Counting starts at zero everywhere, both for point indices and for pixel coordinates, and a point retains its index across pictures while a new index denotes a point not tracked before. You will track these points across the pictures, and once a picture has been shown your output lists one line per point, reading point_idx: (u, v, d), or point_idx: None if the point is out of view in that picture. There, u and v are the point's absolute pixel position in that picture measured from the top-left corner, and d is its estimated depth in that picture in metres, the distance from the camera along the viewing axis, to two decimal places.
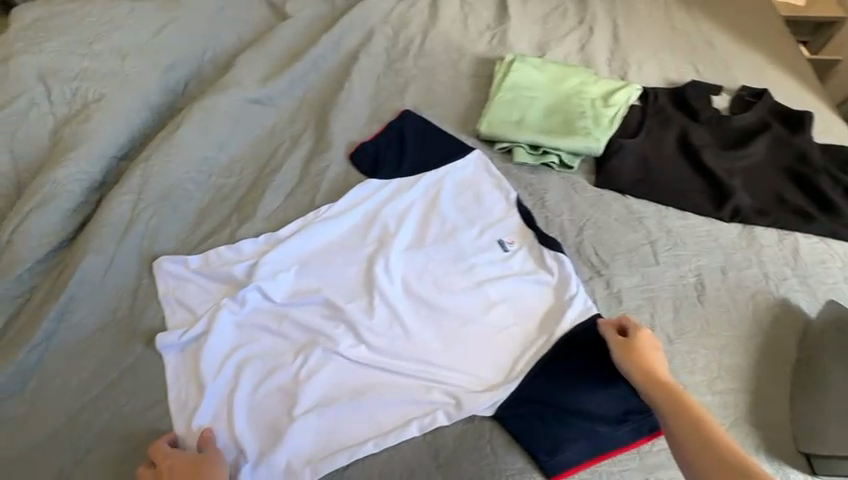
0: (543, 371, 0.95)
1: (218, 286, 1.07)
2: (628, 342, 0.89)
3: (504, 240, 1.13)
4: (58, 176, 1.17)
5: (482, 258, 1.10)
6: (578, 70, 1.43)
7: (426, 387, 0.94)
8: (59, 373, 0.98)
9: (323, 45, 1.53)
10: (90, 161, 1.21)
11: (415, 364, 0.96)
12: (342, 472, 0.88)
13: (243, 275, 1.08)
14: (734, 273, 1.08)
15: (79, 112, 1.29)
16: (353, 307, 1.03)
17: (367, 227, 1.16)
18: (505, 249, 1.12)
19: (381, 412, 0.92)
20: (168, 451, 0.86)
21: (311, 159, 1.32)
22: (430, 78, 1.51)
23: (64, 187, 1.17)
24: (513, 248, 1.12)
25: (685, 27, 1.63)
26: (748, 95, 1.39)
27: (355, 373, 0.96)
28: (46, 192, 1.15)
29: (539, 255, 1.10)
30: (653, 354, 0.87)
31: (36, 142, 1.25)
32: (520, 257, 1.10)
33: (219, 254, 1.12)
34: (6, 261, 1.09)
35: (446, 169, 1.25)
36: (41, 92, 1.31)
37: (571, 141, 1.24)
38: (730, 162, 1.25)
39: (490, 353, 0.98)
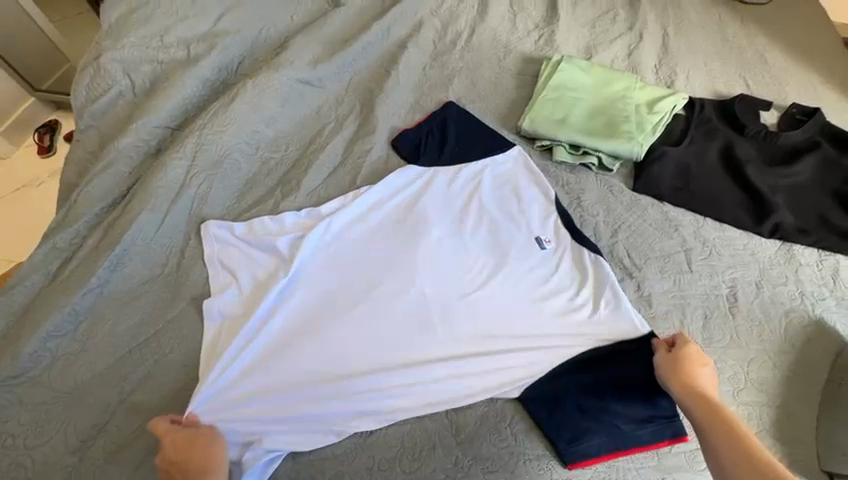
0: (570, 364, 0.96)
1: (260, 252, 1.12)
2: (675, 357, 0.89)
3: (541, 237, 1.14)
4: (121, 144, 1.26)
5: (516, 253, 1.12)
6: (624, 75, 1.43)
7: (454, 371, 0.96)
8: (110, 319, 1.04)
9: (373, 32, 1.57)
10: (148, 128, 1.29)
11: (443, 346, 0.99)
12: (366, 439, 0.91)
13: (284, 244, 1.12)
14: (769, 289, 1.07)
15: (148, 93, 1.41)
16: (388, 285, 1.07)
17: (405, 211, 1.19)
18: (543, 247, 1.13)
19: (408, 390, 0.94)
20: (167, 428, 0.87)
21: (354, 141, 1.36)
22: (475, 73, 1.54)
23: (127, 154, 1.27)
24: (550, 247, 1.13)
25: (737, 40, 1.61)
26: (800, 113, 1.36)
27: (385, 350, 0.99)
28: (111, 157, 1.26)
29: (578, 254, 1.11)
30: (701, 372, 0.87)
31: (111, 117, 1.39)
32: (558, 254, 1.12)
33: (263, 223, 1.17)
34: (72, 214, 1.18)
35: (486, 161, 1.27)
36: (112, 65, 1.42)
37: (613, 143, 1.25)
38: (774, 178, 1.23)
39: (518, 341, 0.99)
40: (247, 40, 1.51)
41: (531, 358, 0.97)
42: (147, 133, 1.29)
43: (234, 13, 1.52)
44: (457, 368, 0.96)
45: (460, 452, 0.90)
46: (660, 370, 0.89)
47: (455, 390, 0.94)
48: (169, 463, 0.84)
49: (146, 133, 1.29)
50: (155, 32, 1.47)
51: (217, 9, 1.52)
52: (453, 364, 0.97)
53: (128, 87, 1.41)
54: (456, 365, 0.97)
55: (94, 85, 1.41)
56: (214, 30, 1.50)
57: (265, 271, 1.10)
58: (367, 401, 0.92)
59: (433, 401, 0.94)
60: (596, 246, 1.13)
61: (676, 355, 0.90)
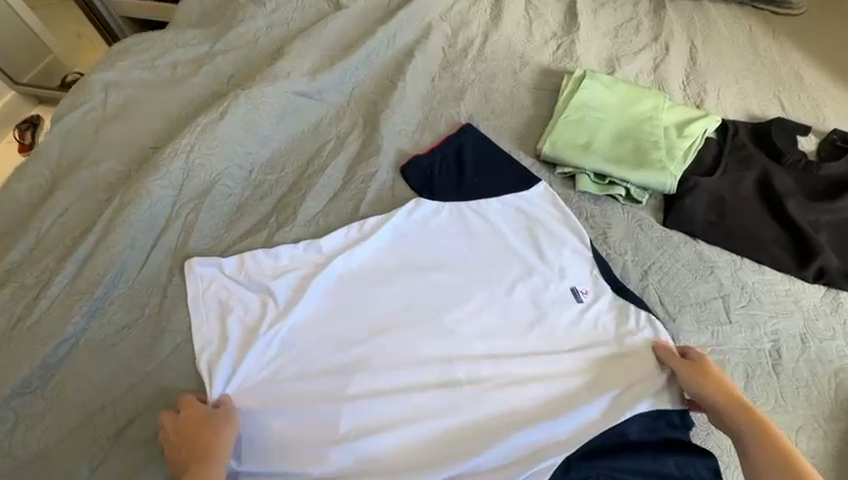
0: (604, 440, 0.88)
1: (252, 295, 1.01)
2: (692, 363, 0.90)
3: (578, 288, 1.03)
4: (103, 173, 1.17)
5: (551, 304, 1.02)
6: (651, 93, 1.31)
7: (473, 446, 0.87)
8: (82, 371, 0.92)
9: (378, 39, 1.45)
10: (130, 155, 1.20)
11: (469, 415, 0.91)
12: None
13: (281, 284, 1.02)
14: (816, 344, 0.97)
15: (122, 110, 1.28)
16: (400, 337, 0.97)
17: (415, 251, 1.08)
18: (579, 299, 1.02)
19: (424, 474, 0.84)
20: (191, 399, 0.88)
21: (357, 163, 1.24)
22: (489, 85, 1.42)
23: (106, 181, 1.17)
24: (587, 300, 1.02)
25: (770, 55, 1.50)
26: (839, 139, 1.26)
27: (401, 416, 0.90)
28: (89, 186, 1.16)
29: (620, 310, 1.01)
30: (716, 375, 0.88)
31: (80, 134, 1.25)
32: (596, 311, 1.01)
33: (256, 259, 1.05)
34: (47, 248, 1.08)
35: (505, 194, 1.16)
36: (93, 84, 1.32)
37: (642, 173, 1.14)
38: (815, 214, 1.13)
39: (542, 408, 0.91)
40: (241, 55, 1.42)
41: (554, 431, 0.89)
42: (130, 160, 1.20)
43: (230, 31, 1.45)
44: (480, 444, 0.88)
45: None
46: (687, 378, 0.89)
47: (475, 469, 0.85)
48: (178, 437, 0.84)
49: (130, 158, 1.20)
50: (145, 53, 1.40)
51: (212, 31, 1.45)
52: (472, 443, 0.88)
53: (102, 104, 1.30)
54: (481, 440, 0.88)
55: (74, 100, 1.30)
56: (207, 49, 1.42)
57: (257, 316, 0.99)
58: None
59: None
60: (625, 291, 1.03)
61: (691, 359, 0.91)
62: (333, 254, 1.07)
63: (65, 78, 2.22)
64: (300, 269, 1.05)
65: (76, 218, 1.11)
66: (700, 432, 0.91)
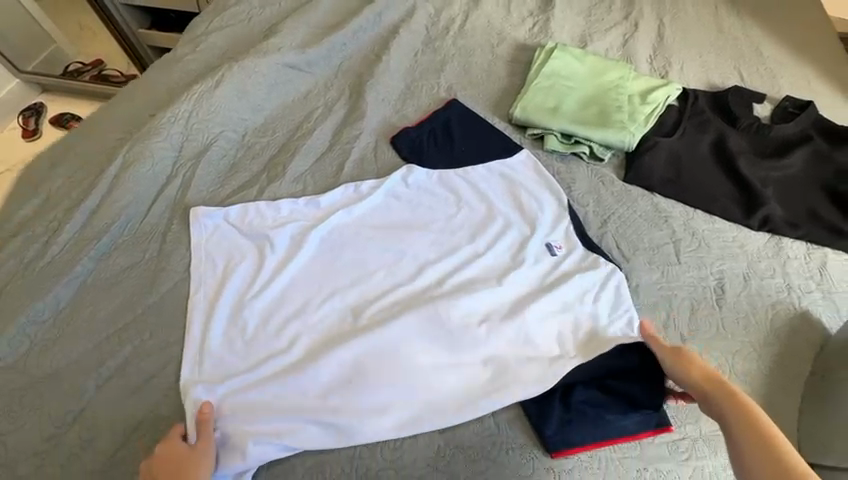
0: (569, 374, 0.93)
1: (251, 242, 1.11)
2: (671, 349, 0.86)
3: (552, 245, 1.11)
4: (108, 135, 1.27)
5: (528, 254, 1.09)
6: (618, 65, 1.41)
7: (437, 383, 0.92)
8: (89, 305, 1.02)
9: (364, 18, 1.56)
10: (134, 120, 1.30)
11: (440, 355, 0.95)
12: (328, 450, 0.87)
13: (280, 234, 1.11)
14: (756, 281, 1.06)
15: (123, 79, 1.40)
16: (377, 278, 1.06)
17: (394, 204, 1.17)
18: (553, 253, 1.09)
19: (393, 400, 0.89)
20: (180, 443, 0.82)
21: (342, 128, 1.34)
22: (468, 59, 1.51)
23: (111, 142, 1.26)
24: (561, 254, 1.09)
25: (733, 32, 1.60)
26: (791, 106, 1.35)
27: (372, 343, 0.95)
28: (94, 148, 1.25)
29: (593, 261, 1.07)
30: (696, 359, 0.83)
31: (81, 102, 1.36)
32: (567, 264, 1.08)
33: (260, 212, 1.14)
34: (56, 200, 1.17)
35: (487, 163, 1.24)
36: None
37: (604, 133, 1.23)
38: (765, 171, 1.22)
39: (510, 344, 0.97)
40: (237, 32, 1.52)
41: (527, 372, 0.93)
42: (133, 125, 1.29)
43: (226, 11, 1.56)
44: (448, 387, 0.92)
45: (442, 441, 0.89)
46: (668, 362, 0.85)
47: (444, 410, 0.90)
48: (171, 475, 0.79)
49: (133, 122, 1.30)
50: None
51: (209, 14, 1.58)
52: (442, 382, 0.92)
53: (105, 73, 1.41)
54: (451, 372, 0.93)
55: None
56: (204, 28, 1.53)
57: (254, 259, 1.08)
58: (347, 398, 0.89)
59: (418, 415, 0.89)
60: (586, 237, 1.12)
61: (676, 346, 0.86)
62: (332, 209, 1.16)
63: (69, 65, 2.33)
64: (300, 221, 1.14)
65: (82, 176, 1.21)
66: None
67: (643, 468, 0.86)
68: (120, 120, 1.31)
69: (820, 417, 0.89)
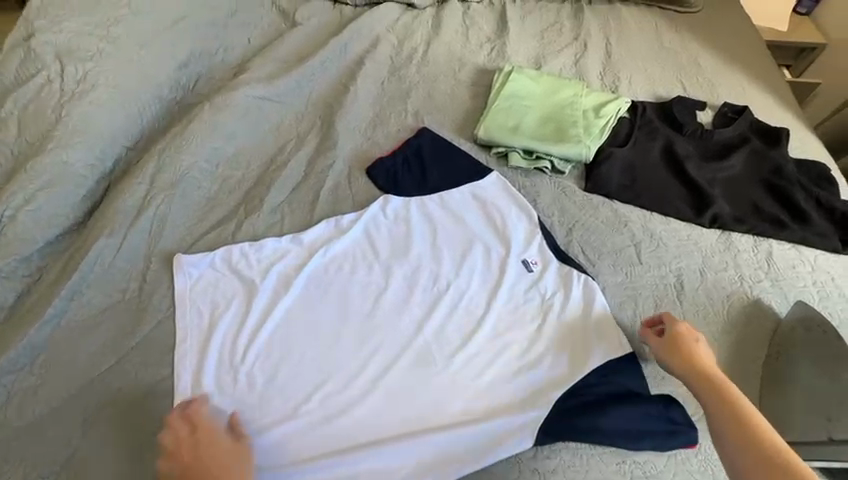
0: (557, 392, 0.97)
1: (236, 284, 1.13)
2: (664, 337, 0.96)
3: (528, 260, 1.15)
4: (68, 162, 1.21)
5: (509, 273, 1.13)
6: (571, 83, 1.52)
7: (436, 411, 0.95)
8: (69, 350, 1.02)
9: (331, 50, 1.64)
10: (101, 150, 1.27)
11: (433, 378, 0.99)
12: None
13: (267, 282, 1.12)
14: (712, 275, 1.14)
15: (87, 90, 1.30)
16: (361, 303, 1.10)
17: (374, 233, 1.21)
18: (530, 270, 1.14)
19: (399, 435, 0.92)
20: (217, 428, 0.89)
21: (316, 158, 1.39)
22: (431, 85, 1.60)
23: (76, 173, 1.22)
24: (537, 269, 1.14)
25: (673, 46, 1.74)
26: (730, 111, 1.47)
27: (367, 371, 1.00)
28: (51, 177, 1.18)
29: (567, 273, 1.13)
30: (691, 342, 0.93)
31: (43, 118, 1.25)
32: (546, 278, 1.12)
33: (242, 252, 1.16)
34: (14, 236, 1.12)
35: (460, 187, 1.29)
36: (56, 69, 1.31)
37: (563, 147, 1.32)
38: (710, 172, 1.32)
39: (498, 361, 1.01)
40: (205, 63, 1.55)
41: (515, 386, 0.98)
42: (99, 152, 1.27)
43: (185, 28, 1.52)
44: (451, 415, 0.95)
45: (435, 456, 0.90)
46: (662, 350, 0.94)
47: (461, 443, 0.91)
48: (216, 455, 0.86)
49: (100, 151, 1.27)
50: (102, 32, 1.38)
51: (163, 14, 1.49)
52: (433, 407, 0.96)
53: (64, 82, 1.30)
54: (442, 393, 0.97)
55: (43, 85, 1.29)
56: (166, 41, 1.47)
57: (242, 303, 1.10)
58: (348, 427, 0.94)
59: (411, 463, 0.89)
60: (554, 244, 1.19)
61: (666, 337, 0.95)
62: (314, 245, 1.20)
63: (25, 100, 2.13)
64: (287, 260, 1.17)
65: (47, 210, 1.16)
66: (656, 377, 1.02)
67: (621, 462, 0.92)
68: (78, 137, 1.24)
69: (777, 398, 0.97)
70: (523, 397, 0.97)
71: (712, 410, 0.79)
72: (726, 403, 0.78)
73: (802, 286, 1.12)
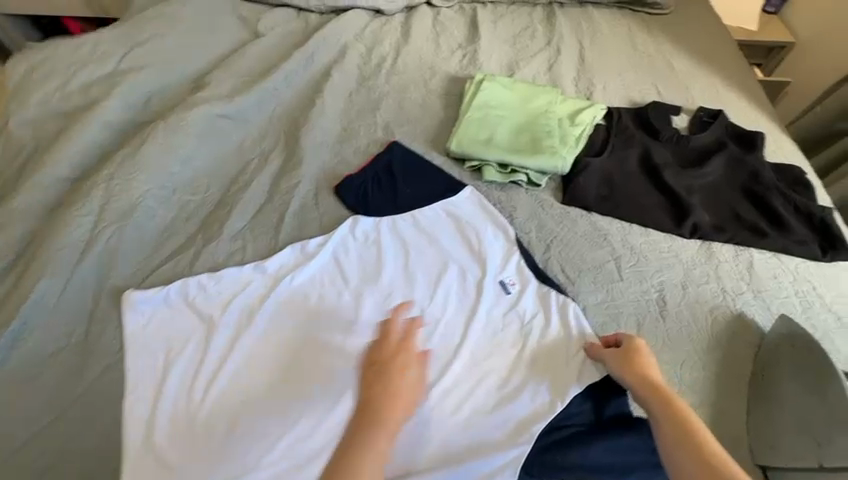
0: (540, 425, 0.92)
1: (194, 321, 1.04)
2: (620, 351, 0.94)
3: (506, 282, 1.10)
4: None
5: (485, 296, 1.08)
6: (545, 90, 1.47)
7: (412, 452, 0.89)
8: (6, 405, 0.92)
9: (295, 61, 1.56)
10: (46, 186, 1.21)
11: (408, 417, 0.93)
12: None
13: (228, 317, 1.04)
14: (694, 288, 1.11)
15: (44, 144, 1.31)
16: (330, 335, 1.03)
17: (343, 258, 1.14)
18: (508, 291, 1.09)
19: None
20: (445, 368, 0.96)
21: (280, 177, 1.31)
22: (402, 96, 1.54)
23: None
24: (515, 290, 1.09)
25: (647, 49, 1.71)
26: (706, 115, 1.44)
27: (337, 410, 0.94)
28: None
29: (546, 294, 1.08)
30: (648, 360, 0.92)
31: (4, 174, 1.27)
32: (525, 301, 1.07)
33: (201, 285, 1.07)
34: None
35: (433, 205, 1.23)
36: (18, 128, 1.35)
37: (538, 159, 1.27)
38: (688, 180, 1.29)
39: (477, 394, 0.96)
40: (160, 80, 1.46)
41: (495, 420, 0.93)
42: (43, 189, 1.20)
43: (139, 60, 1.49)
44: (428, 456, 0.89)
45: None
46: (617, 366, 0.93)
47: None
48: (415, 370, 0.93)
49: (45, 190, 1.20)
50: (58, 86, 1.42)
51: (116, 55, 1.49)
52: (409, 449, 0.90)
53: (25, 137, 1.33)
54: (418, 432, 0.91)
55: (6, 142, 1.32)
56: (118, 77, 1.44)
57: (201, 341, 1.02)
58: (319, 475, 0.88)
59: None
60: (532, 263, 1.14)
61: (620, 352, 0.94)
62: (279, 274, 1.12)
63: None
64: (249, 291, 1.08)
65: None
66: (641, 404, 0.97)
67: None
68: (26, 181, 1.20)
69: (764, 417, 0.93)
70: (503, 432, 0.92)
71: (662, 425, 0.80)
72: (676, 418, 0.80)
73: (785, 297, 1.10)
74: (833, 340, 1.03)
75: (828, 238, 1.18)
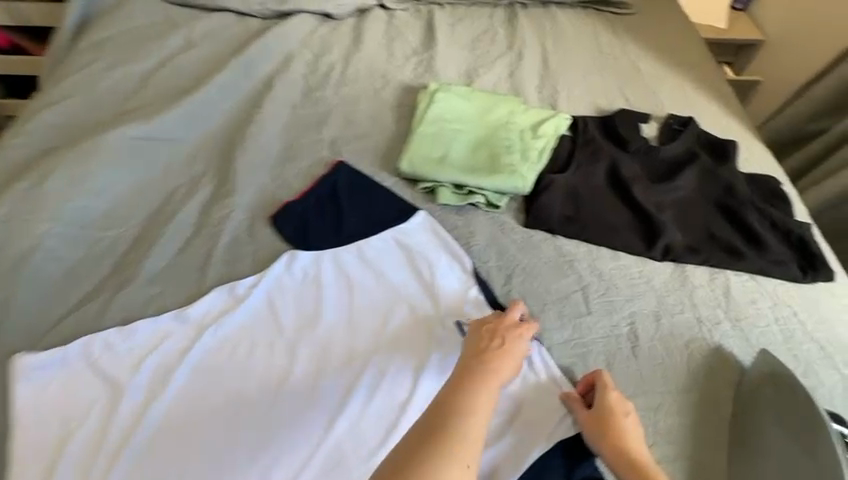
0: None
1: (98, 386, 0.90)
2: (594, 409, 0.86)
3: (462, 322, 0.99)
4: None
5: (438, 340, 0.97)
6: (505, 99, 1.35)
7: None
8: None
9: (231, 73, 1.41)
10: None
11: None
12: None
13: (138, 380, 0.90)
14: (668, 319, 1.01)
15: None
16: (261, 395, 0.90)
17: (277, 301, 1.01)
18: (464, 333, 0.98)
19: None
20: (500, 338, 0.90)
21: (210, 205, 1.16)
22: (351, 108, 1.39)
23: None
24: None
25: (613, 52, 1.61)
26: (676, 123, 1.35)
27: None
28: None
29: None
30: (624, 423, 0.84)
31: None
32: None
33: (109, 343, 0.93)
34: None
35: (381, 234, 1.10)
36: None
37: (496, 179, 1.16)
38: (659, 195, 1.19)
39: None
40: (79, 105, 1.32)
41: None
42: None
43: (56, 85, 1.36)
44: None
45: None
46: (588, 425, 0.85)
47: None
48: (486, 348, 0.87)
49: None
50: None
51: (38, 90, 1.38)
52: None
53: None
54: None
55: None
56: (30, 107, 1.31)
57: (105, 412, 0.87)
58: None
59: None
60: (491, 298, 1.03)
61: (595, 409, 0.86)
62: (203, 322, 0.97)
63: None
64: (165, 346, 0.94)
65: None
66: None
67: None
68: None
69: (747, 468, 0.85)
70: None
71: None
72: None
73: (764, 325, 1.01)
74: (817, 373, 0.95)
75: (807, 257, 1.10)
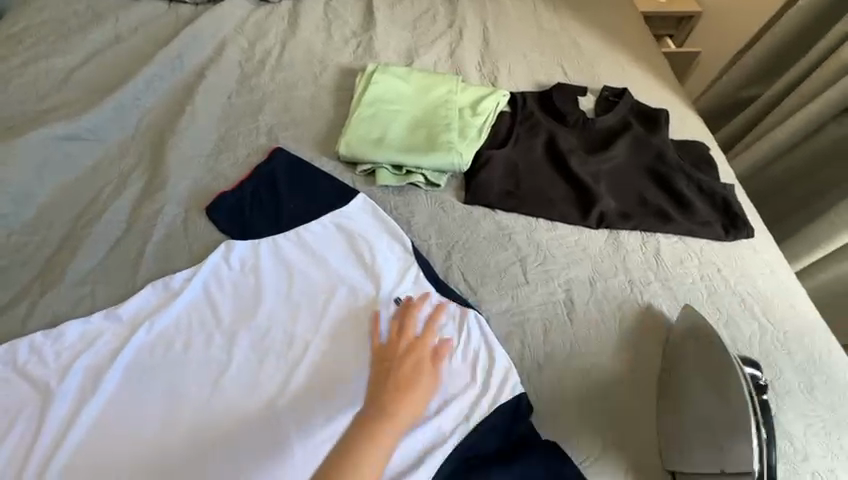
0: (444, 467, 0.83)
1: (26, 392, 0.87)
2: None
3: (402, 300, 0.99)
4: None
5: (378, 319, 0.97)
6: (444, 78, 1.35)
7: None
8: None
9: (159, 63, 1.34)
10: None
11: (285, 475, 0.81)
12: None
13: (69, 383, 0.88)
14: (601, 284, 1.05)
15: None
16: (198, 388, 0.89)
17: (213, 293, 0.99)
18: None
19: None
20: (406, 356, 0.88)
21: (141, 201, 1.12)
22: (289, 94, 1.36)
23: None
24: None
25: (553, 27, 1.63)
26: (611, 94, 1.38)
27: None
28: None
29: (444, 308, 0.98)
30: None
31: None
32: None
33: (35, 348, 0.90)
34: None
35: (319, 220, 1.09)
36: None
37: (434, 158, 1.16)
38: (595, 166, 1.22)
39: None
40: None
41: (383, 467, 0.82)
42: None
43: None
44: None
45: None
46: None
47: None
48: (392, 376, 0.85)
49: None
50: None
51: None
52: None
53: None
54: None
55: None
56: None
57: (34, 418, 0.84)
58: None
59: None
60: (432, 274, 1.04)
61: None
62: (135, 320, 0.95)
63: None
64: (96, 347, 0.91)
65: None
66: (548, 419, 0.89)
67: None
68: None
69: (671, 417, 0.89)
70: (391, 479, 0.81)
71: None
72: None
73: (690, 283, 1.06)
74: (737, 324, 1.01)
75: (730, 217, 1.16)
